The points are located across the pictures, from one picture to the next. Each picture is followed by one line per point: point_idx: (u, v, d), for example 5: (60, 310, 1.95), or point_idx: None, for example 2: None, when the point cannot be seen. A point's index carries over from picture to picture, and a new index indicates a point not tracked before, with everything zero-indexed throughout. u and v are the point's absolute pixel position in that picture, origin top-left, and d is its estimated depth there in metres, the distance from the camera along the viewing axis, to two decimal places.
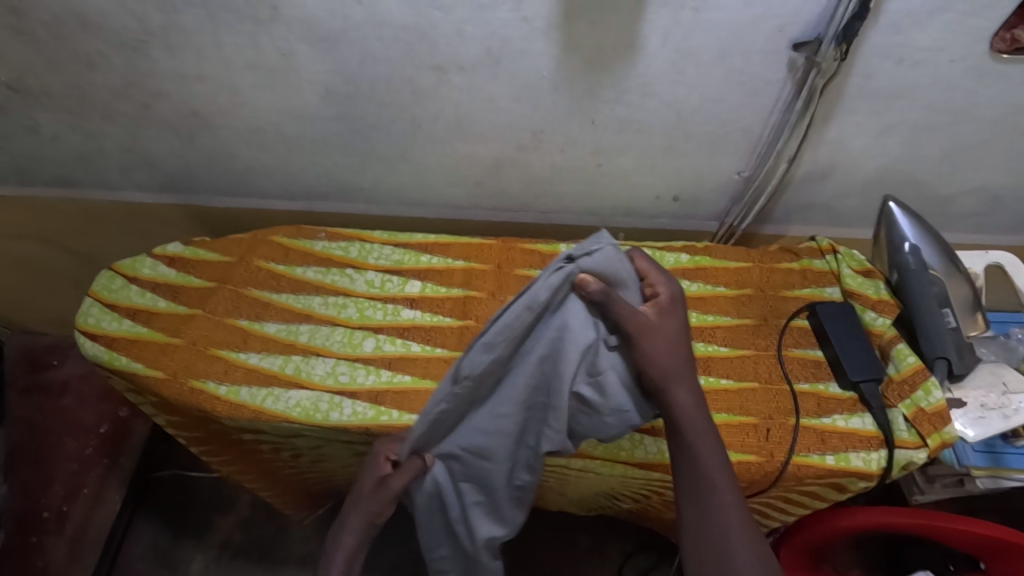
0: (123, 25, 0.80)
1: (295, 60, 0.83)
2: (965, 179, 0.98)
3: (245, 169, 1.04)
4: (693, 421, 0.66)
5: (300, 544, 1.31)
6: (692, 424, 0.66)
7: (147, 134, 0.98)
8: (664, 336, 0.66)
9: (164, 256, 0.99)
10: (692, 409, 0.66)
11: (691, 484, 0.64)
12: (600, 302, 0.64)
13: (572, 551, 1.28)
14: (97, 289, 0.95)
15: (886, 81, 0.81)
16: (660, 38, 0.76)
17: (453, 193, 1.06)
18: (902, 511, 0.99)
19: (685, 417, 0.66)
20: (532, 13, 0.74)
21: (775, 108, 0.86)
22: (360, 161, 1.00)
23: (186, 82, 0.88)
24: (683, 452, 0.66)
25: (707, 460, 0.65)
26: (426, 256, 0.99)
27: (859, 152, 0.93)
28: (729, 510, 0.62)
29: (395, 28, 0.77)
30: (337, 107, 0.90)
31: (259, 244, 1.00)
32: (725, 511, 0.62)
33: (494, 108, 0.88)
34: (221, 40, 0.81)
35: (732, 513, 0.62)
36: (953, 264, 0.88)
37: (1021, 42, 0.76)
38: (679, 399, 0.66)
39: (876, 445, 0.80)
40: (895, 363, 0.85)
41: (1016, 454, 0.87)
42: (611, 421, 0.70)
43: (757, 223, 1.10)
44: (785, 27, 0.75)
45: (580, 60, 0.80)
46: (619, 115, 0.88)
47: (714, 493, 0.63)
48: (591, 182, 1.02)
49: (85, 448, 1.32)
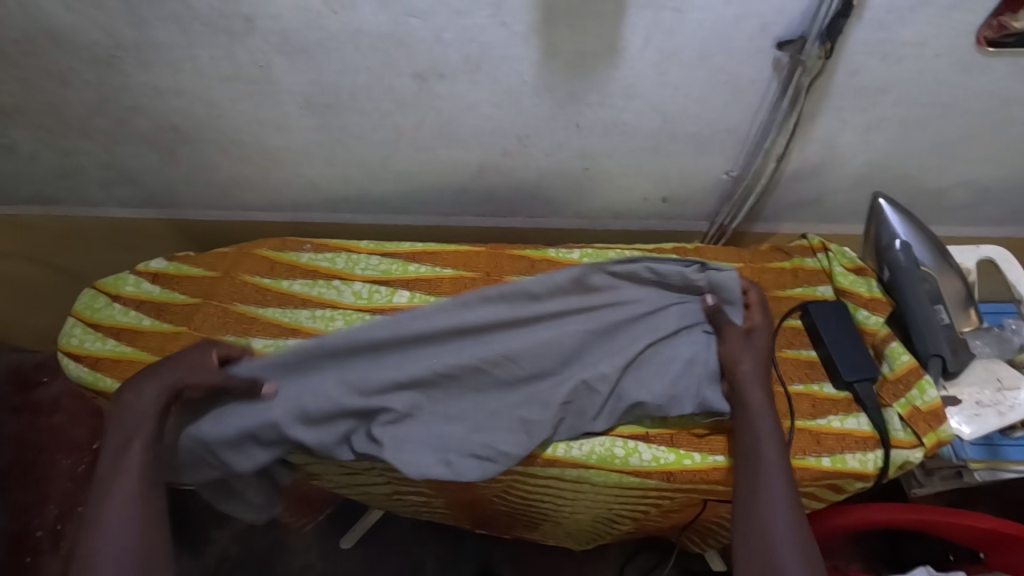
0: (95, 40, 0.78)
1: (273, 72, 0.81)
2: (955, 172, 0.97)
3: (227, 181, 1.03)
4: (761, 423, 0.73)
5: (299, 555, 1.26)
6: (759, 428, 0.73)
7: (126, 150, 0.96)
8: (754, 350, 0.79)
9: (147, 273, 0.97)
10: (766, 414, 0.74)
11: (753, 475, 0.70)
12: (710, 312, 0.82)
13: (574, 554, 1.27)
14: (79, 309, 0.93)
15: (872, 77, 0.80)
16: (641, 40, 0.75)
17: (439, 200, 1.05)
18: (894, 506, 0.99)
19: (755, 419, 0.74)
20: (511, 18, 0.73)
21: (761, 107, 0.85)
22: (344, 170, 0.99)
23: (162, 96, 0.86)
24: (751, 451, 0.72)
25: (770, 456, 0.71)
26: (413, 265, 0.98)
27: (848, 148, 0.92)
28: (780, 502, 0.67)
29: (371, 36, 0.76)
30: (318, 117, 0.89)
31: (243, 258, 0.99)
32: (780, 503, 0.67)
33: (477, 114, 0.87)
34: (196, 54, 0.79)
35: (785, 504, 0.67)
36: (944, 259, 0.88)
37: (1009, 29, 0.74)
38: (755, 405, 0.75)
39: (872, 445, 0.79)
40: (889, 361, 0.85)
41: (1014, 446, 0.85)
42: (679, 400, 0.79)
43: (748, 221, 1.09)
44: (767, 26, 0.74)
45: (561, 64, 0.79)
46: (603, 118, 0.87)
47: (770, 483, 0.69)
48: (579, 185, 1.01)
49: (78, 466, 1.28)
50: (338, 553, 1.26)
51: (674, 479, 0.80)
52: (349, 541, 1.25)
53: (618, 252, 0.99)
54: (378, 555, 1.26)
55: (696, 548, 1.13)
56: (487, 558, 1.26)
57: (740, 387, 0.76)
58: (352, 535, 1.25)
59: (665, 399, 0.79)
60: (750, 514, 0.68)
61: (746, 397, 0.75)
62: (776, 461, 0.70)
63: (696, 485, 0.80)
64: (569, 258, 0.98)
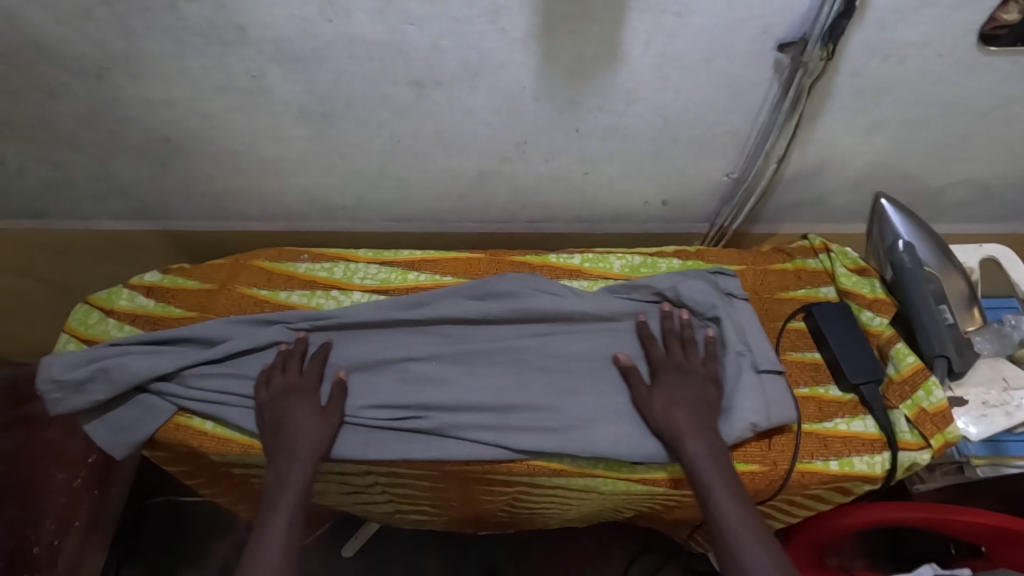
0: (84, 52, 0.76)
1: (267, 82, 0.80)
2: (955, 171, 0.97)
3: (222, 192, 1.01)
4: (716, 490, 0.69)
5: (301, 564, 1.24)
6: (710, 486, 0.70)
7: (117, 161, 0.94)
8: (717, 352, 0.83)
9: (141, 286, 0.95)
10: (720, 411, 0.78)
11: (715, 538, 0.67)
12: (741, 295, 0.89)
13: (578, 556, 1.26)
14: (74, 325, 0.91)
15: (873, 78, 0.79)
16: (642, 44, 0.74)
17: (436, 207, 1.04)
18: (900, 505, 0.96)
19: (704, 475, 0.71)
20: (509, 24, 0.72)
21: (762, 109, 0.84)
22: (341, 180, 0.98)
23: (154, 107, 0.84)
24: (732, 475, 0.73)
25: (732, 519, 0.67)
26: (413, 274, 0.96)
27: (849, 149, 0.92)
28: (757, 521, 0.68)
29: (368, 44, 0.75)
30: (313, 126, 0.87)
31: (240, 270, 0.97)
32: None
33: (476, 121, 0.86)
34: (188, 65, 0.78)
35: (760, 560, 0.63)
36: (948, 259, 0.87)
37: (1001, 22, 0.73)
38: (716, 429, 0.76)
39: (879, 448, 0.79)
40: (895, 362, 0.84)
41: (1016, 441, 0.84)
42: (739, 402, 0.78)
43: (748, 223, 1.08)
44: (769, 29, 0.73)
45: (560, 70, 0.77)
46: (604, 122, 0.86)
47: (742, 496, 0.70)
48: (578, 190, 1.00)
49: (74, 480, 1.11)
50: (339, 561, 1.25)
51: (682, 486, 0.79)
52: (351, 550, 1.23)
53: (619, 256, 0.98)
54: (381, 562, 1.25)
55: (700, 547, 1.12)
56: (491, 563, 1.25)
57: (676, 442, 0.74)
58: (353, 544, 1.23)
59: (712, 377, 0.80)
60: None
61: (684, 448, 0.73)
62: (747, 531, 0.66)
63: None
64: (570, 263, 0.97)
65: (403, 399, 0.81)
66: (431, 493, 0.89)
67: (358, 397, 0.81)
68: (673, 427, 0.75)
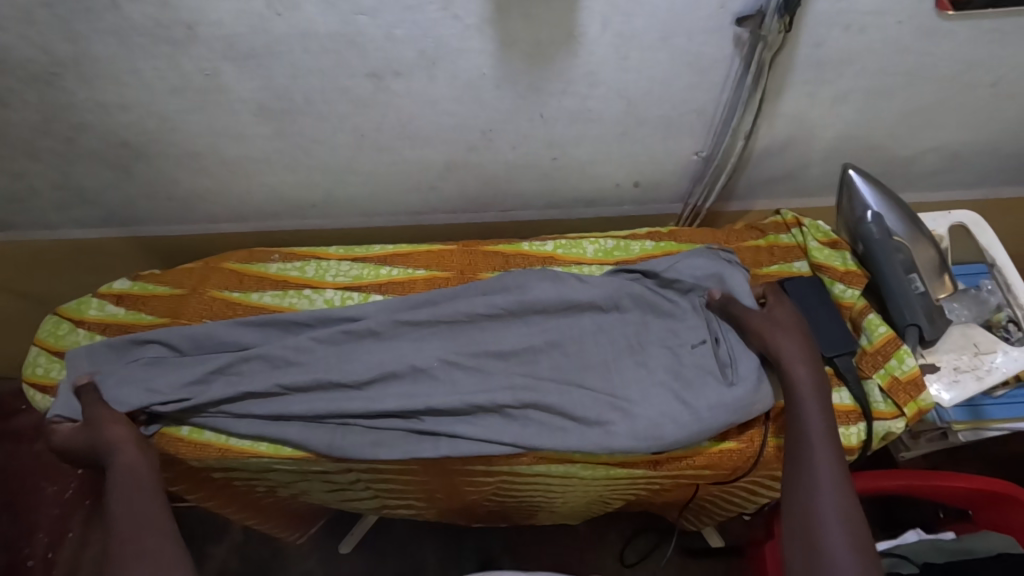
0: (30, 58, 0.74)
1: (221, 80, 0.79)
2: (923, 138, 0.97)
3: (189, 195, 1.00)
4: (813, 421, 0.71)
5: (297, 563, 1.24)
6: (806, 413, 0.72)
7: (77, 169, 0.93)
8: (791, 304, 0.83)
9: (110, 294, 0.94)
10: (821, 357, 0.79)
11: (799, 468, 0.68)
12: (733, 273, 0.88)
13: (573, 541, 1.26)
14: (43, 337, 0.90)
15: (835, 49, 0.79)
16: (599, 25, 0.73)
17: (408, 199, 1.03)
18: (884, 474, 0.98)
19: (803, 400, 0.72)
20: (462, 10, 0.70)
21: (725, 86, 0.84)
22: (307, 176, 0.96)
23: (109, 111, 0.83)
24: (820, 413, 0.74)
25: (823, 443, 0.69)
26: (386, 269, 0.96)
27: (816, 122, 0.91)
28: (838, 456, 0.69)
29: (321, 37, 0.73)
30: (273, 123, 0.86)
31: (210, 274, 0.96)
32: (834, 530, 0.63)
33: (438, 111, 0.85)
34: (138, 66, 0.76)
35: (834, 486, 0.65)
36: (917, 228, 0.88)
37: None
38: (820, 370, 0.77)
39: (854, 419, 0.80)
40: (867, 334, 0.85)
41: (997, 405, 0.86)
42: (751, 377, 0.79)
43: (721, 201, 1.08)
44: (725, 3, 0.72)
45: (519, 54, 0.76)
46: (568, 106, 0.85)
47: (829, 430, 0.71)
48: (548, 176, 0.99)
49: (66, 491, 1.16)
50: (335, 559, 1.25)
51: (661, 466, 0.80)
52: (347, 545, 1.24)
53: (592, 241, 0.98)
54: (378, 557, 1.25)
55: (691, 526, 1.13)
56: (486, 552, 1.25)
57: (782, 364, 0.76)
58: (350, 540, 1.23)
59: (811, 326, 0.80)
60: (800, 525, 0.65)
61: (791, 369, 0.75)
62: (826, 465, 0.67)
63: (683, 471, 0.80)
64: (544, 250, 0.97)
65: (376, 394, 0.81)
66: (415, 486, 0.89)
67: (332, 395, 0.81)
68: (781, 350, 0.77)
